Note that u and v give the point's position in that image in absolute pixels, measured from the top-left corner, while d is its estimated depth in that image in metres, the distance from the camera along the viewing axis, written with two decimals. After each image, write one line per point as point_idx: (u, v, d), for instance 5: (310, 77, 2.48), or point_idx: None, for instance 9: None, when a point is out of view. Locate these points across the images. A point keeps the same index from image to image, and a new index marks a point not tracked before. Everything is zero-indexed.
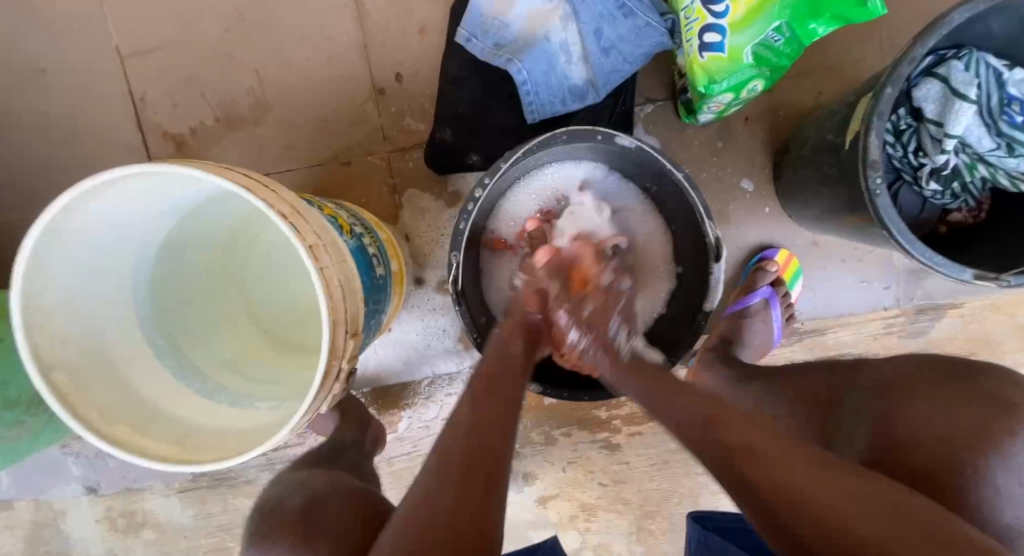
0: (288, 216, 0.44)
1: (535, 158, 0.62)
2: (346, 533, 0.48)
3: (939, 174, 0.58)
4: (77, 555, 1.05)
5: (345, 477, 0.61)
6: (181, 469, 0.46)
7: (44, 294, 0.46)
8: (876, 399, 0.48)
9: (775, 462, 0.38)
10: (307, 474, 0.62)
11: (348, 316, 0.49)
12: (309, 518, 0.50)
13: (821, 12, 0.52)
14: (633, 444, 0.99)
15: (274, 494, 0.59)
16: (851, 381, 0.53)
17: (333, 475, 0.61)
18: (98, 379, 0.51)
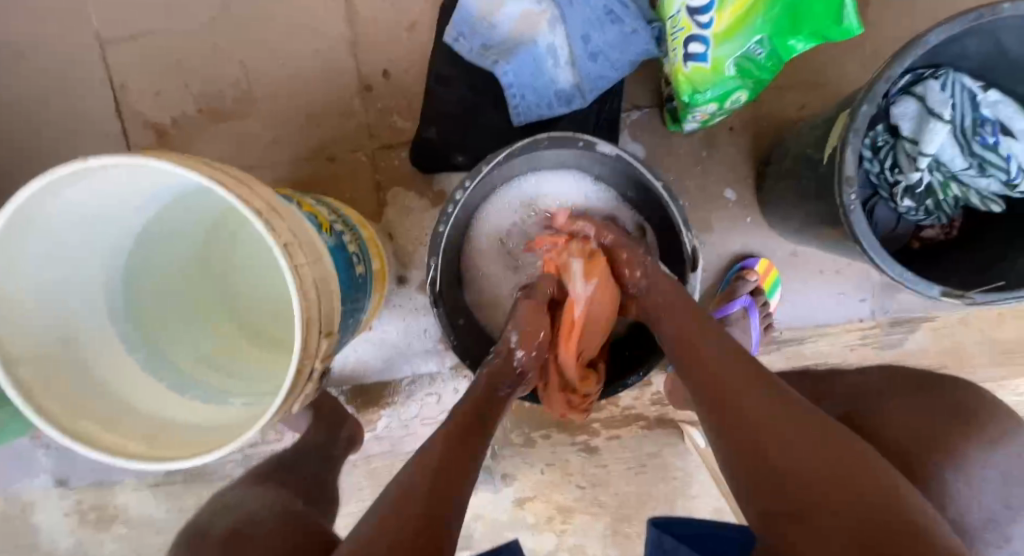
0: (264, 213, 0.44)
1: (517, 163, 0.62)
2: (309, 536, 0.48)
3: (914, 192, 0.59)
4: (45, 548, 1.03)
5: (284, 498, 0.58)
6: (148, 466, 0.45)
7: (11, 282, 0.45)
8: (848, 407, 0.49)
9: (764, 424, 0.38)
10: (246, 491, 0.60)
11: (323, 316, 0.49)
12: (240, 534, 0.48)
13: (800, 28, 0.52)
14: (612, 447, 0.99)
15: (242, 495, 0.58)
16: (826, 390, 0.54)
17: (274, 494, 0.59)
18: (66, 372, 0.50)
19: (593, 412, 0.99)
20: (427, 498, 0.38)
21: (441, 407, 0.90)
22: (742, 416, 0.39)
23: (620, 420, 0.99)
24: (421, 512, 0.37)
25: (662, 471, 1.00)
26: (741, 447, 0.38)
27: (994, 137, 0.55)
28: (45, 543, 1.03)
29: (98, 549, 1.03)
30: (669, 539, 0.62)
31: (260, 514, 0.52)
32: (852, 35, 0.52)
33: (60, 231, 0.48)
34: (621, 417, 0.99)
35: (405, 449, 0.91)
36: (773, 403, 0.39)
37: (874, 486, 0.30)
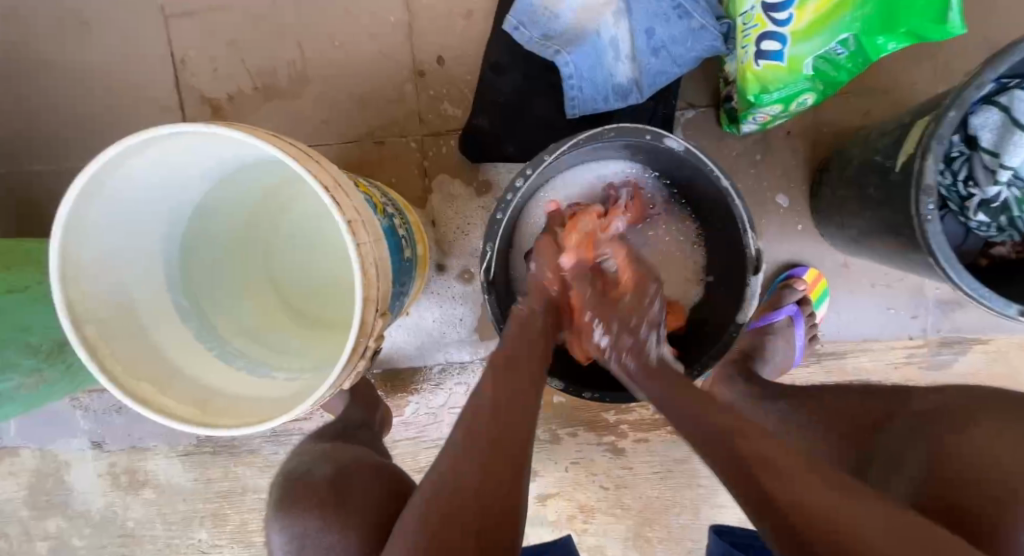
0: (331, 188, 0.44)
1: (579, 153, 0.61)
2: (372, 507, 0.50)
3: (988, 206, 0.58)
4: (78, 507, 1.06)
5: (366, 452, 0.61)
6: (205, 432, 0.46)
7: (83, 246, 0.46)
8: (931, 427, 0.45)
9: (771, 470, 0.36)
10: (328, 446, 0.61)
11: (379, 295, 0.49)
12: (338, 489, 0.51)
13: (895, 27, 0.50)
14: (639, 450, 0.98)
15: (296, 464, 0.59)
16: (902, 409, 0.51)
17: (357, 449, 0.61)
18: (122, 333, 0.51)
19: (622, 414, 0.97)
20: (492, 478, 0.37)
21: (470, 397, 0.90)
22: (772, 469, 0.36)
23: (650, 424, 0.97)
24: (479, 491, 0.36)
25: (688, 478, 0.98)
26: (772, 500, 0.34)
27: None
28: (78, 502, 1.06)
29: (127, 512, 1.06)
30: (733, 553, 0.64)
31: (367, 467, 0.56)
32: (953, 35, 0.49)
33: (125, 197, 0.49)
34: (651, 421, 0.97)
35: (431, 436, 0.91)
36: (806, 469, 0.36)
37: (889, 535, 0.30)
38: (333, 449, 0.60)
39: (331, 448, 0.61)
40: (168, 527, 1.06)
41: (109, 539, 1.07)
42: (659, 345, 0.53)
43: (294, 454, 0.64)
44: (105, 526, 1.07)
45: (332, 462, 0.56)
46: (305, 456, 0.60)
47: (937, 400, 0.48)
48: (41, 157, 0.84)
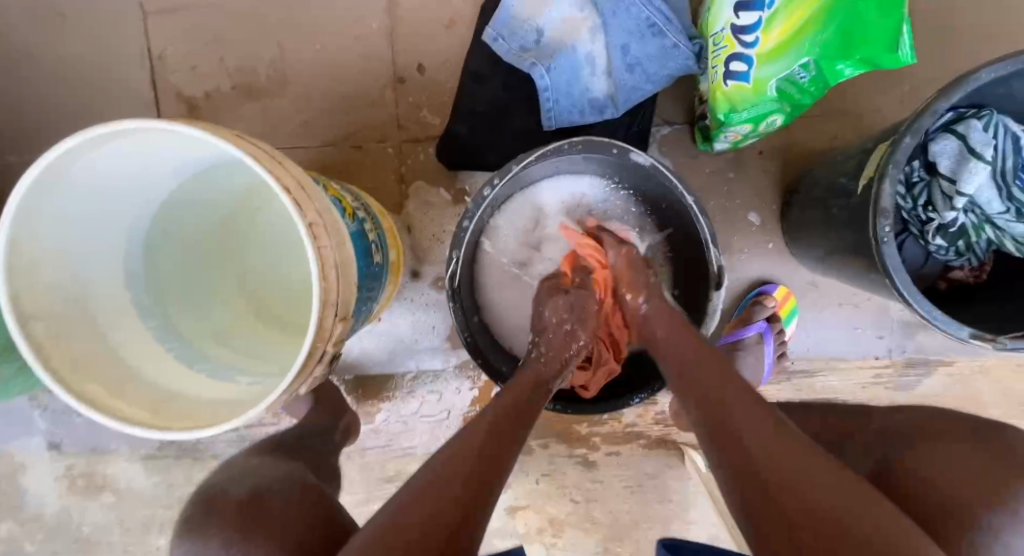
0: (293, 190, 0.44)
1: (545, 165, 0.61)
2: (294, 528, 0.48)
3: (945, 231, 0.60)
4: (33, 509, 1.03)
5: (298, 470, 0.60)
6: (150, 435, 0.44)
7: (35, 241, 0.45)
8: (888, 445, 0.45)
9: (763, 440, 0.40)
10: (257, 462, 0.60)
11: (340, 299, 0.49)
12: (249, 507, 0.49)
13: (852, 53, 0.50)
14: (610, 463, 0.98)
15: (217, 478, 0.57)
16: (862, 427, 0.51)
17: (285, 469, 0.59)
18: (75, 330, 0.50)
19: (594, 426, 0.97)
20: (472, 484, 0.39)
21: (442, 406, 0.89)
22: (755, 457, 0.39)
23: (621, 437, 0.97)
24: (443, 510, 0.36)
25: (658, 493, 0.98)
26: (750, 487, 0.36)
27: None
28: (33, 504, 1.02)
29: (84, 516, 1.03)
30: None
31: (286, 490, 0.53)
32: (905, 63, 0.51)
33: (83, 191, 0.48)
34: (623, 434, 0.97)
35: (401, 445, 0.90)
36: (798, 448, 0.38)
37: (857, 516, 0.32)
38: (257, 470, 0.57)
39: (257, 465, 0.59)
40: (126, 532, 1.03)
41: (63, 545, 1.03)
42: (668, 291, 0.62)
43: (222, 468, 0.61)
44: (59, 530, 1.03)
45: (248, 482, 0.53)
46: (227, 472, 0.58)
47: (892, 422, 0.48)
48: (9, 149, 0.82)
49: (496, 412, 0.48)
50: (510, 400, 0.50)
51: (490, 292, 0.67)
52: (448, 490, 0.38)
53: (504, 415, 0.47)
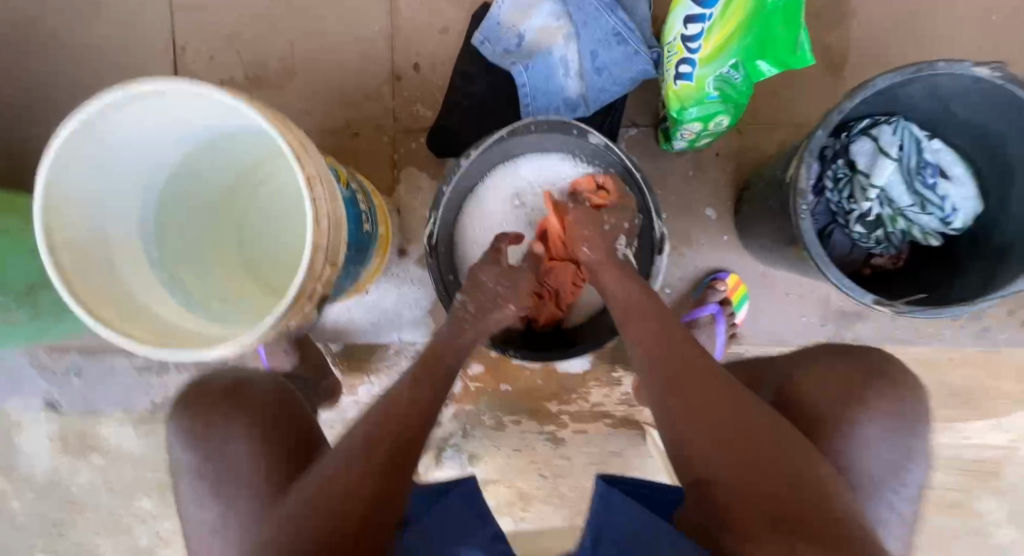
0: (296, 148, 0.52)
1: (518, 144, 0.69)
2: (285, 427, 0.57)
3: (864, 220, 0.69)
4: (23, 468, 1.07)
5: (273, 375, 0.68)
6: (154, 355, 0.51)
7: (68, 185, 0.53)
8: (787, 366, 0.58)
9: (707, 401, 0.46)
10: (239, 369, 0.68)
11: (330, 246, 0.56)
12: (235, 396, 0.59)
13: (766, 53, 0.61)
14: (578, 441, 1.04)
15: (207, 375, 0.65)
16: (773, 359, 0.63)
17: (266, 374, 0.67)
18: (95, 268, 0.57)
19: (564, 405, 1.04)
20: (390, 442, 0.46)
21: None
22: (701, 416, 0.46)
23: (589, 416, 1.04)
24: (372, 466, 0.44)
25: (622, 471, 1.04)
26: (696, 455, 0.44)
27: (933, 178, 0.66)
28: (24, 464, 1.07)
29: (72, 477, 1.07)
30: (617, 493, 0.60)
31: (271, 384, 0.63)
32: (807, 64, 0.61)
33: (113, 147, 0.56)
34: (590, 413, 1.04)
35: None
36: (747, 412, 0.45)
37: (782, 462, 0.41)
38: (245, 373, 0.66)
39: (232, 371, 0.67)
40: (112, 494, 1.07)
41: (50, 504, 1.08)
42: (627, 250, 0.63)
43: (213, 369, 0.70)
44: (49, 491, 1.07)
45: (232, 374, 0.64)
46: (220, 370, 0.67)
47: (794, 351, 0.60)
48: (37, 122, 0.90)
49: (407, 378, 0.54)
50: (428, 371, 0.56)
51: (462, 261, 0.73)
52: (376, 454, 0.45)
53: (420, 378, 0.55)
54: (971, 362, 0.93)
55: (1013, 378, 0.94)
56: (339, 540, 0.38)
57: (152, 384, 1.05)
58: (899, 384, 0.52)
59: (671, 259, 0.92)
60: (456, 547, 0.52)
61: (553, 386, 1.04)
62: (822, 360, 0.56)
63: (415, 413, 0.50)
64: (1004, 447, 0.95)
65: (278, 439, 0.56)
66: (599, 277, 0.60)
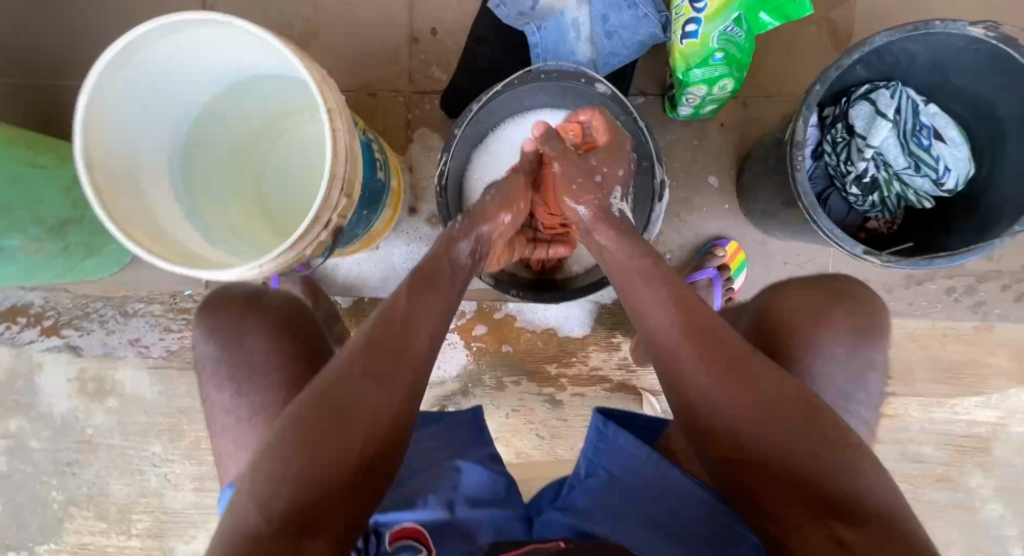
0: (319, 81, 0.55)
1: (527, 94, 0.71)
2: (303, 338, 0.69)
3: (860, 181, 0.71)
4: (42, 408, 1.12)
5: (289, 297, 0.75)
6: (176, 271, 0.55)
7: (105, 111, 0.56)
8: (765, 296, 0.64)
9: (748, 384, 0.45)
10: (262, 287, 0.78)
11: (345, 178, 0.60)
12: (258, 303, 0.70)
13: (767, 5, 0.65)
14: (575, 404, 1.07)
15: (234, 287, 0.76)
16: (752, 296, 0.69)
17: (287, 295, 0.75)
18: (125, 191, 0.61)
19: (563, 368, 1.07)
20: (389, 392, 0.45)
21: None
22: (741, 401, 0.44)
23: (587, 379, 1.07)
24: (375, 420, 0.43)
25: None
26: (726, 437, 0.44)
27: (928, 139, 0.68)
28: (43, 403, 1.11)
29: (88, 419, 1.12)
30: (612, 426, 0.63)
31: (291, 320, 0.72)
32: (806, 14, 0.65)
33: (146, 78, 0.59)
34: (589, 377, 1.06)
35: None
36: (781, 401, 0.44)
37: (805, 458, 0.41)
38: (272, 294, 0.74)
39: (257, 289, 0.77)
40: (125, 437, 1.12)
41: (66, 444, 1.12)
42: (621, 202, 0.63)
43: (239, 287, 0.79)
44: (65, 430, 1.12)
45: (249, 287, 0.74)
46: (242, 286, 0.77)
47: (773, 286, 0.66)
48: (70, 71, 0.94)
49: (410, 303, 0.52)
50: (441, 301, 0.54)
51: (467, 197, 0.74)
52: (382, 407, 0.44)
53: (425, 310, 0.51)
54: (963, 339, 0.96)
55: (1004, 355, 0.96)
56: (333, 491, 0.39)
57: (167, 332, 1.09)
58: (864, 305, 0.59)
59: (673, 225, 0.94)
60: (456, 471, 0.59)
61: (554, 349, 1.07)
62: (793, 293, 0.61)
63: (414, 348, 0.49)
64: (994, 424, 0.97)
65: (289, 337, 0.68)
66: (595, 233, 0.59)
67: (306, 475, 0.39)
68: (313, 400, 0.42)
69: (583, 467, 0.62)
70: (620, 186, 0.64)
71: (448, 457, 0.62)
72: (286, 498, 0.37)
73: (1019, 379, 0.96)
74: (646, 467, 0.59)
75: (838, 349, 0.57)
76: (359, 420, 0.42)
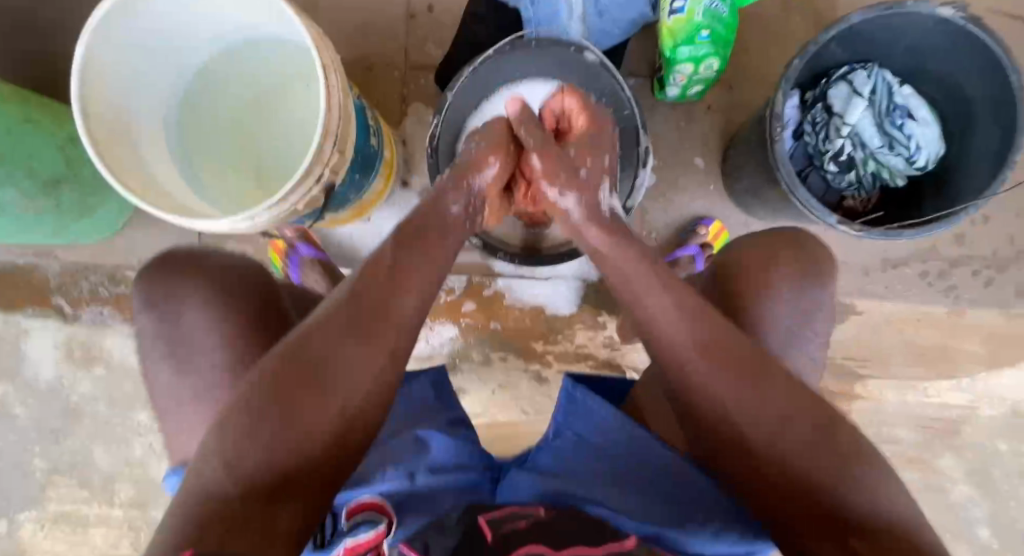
0: (313, 36, 0.57)
1: (518, 65, 0.74)
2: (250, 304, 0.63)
3: (837, 159, 0.73)
4: (28, 375, 1.11)
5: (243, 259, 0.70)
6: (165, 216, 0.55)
7: (102, 59, 0.57)
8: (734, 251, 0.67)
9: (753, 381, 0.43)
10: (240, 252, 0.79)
11: (338, 134, 0.61)
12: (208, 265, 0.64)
13: None
14: (560, 380, 1.09)
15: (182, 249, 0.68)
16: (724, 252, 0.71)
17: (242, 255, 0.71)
18: (120, 143, 0.62)
19: (549, 345, 1.09)
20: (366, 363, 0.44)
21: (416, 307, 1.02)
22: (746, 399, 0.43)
23: (573, 357, 1.08)
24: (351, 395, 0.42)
25: None
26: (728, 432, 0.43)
27: (901, 119, 0.71)
28: (30, 370, 1.11)
29: (74, 387, 1.12)
30: (582, 389, 0.59)
31: (294, 294, 0.76)
32: None
33: (143, 30, 0.60)
34: (574, 354, 1.08)
35: None
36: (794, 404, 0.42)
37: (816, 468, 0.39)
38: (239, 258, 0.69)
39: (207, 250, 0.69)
40: (111, 406, 1.12)
41: (51, 411, 1.12)
42: (610, 200, 0.62)
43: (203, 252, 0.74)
44: (50, 398, 1.12)
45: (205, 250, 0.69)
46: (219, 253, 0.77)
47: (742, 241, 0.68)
48: (69, 36, 0.95)
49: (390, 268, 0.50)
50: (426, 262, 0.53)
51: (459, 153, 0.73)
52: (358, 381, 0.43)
53: (408, 274, 0.50)
54: (937, 323, 0.98)
55: (976, 340, 0.99)
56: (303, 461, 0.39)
57: None
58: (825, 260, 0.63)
59: (659, 204, 0.97)
60: (425, 440, 0.58)
61: (541, 326, 1.08)
62: (747, 248, 0.64)
63: (395, 327, 0.47)
64: (965, 407, 1.00)
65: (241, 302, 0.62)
66: (582, 229, 0.58)
67: (280, 438, 0.38)
68: (286, 360, 0.42)
69: (551, 430, 0.60)
70: (608, 182, 0.63)
71: (408, 428, 0.60)
72: (255, 465, 0.37)
73: (990, 363, 0.99)
74: (615, 432, 0.57)
75: (789, 294, 0.60)
76: (335, 391, 0.41)
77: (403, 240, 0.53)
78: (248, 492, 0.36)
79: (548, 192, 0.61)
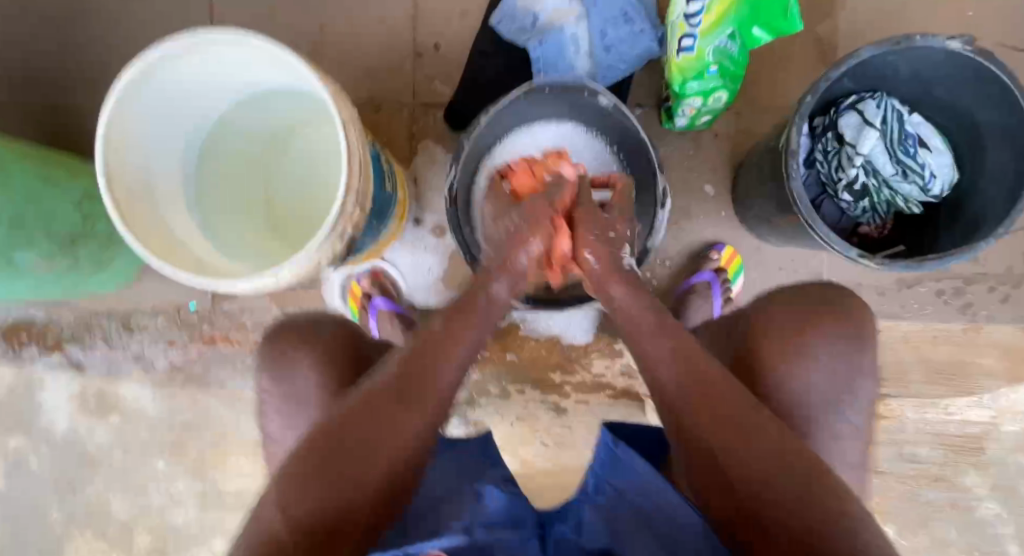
0: (334, 95, 0.57)
1: (532, 109, 0.74)
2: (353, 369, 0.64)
3: (851, 188, 0.74)
4: (43, 426, 1.11)
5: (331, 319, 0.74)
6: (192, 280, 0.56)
7: (122, 125, 0.58)
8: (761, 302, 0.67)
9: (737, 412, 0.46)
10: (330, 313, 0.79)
11: (359, 189, 0.61)
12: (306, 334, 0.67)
13: (758, 19, 0.69)
14: (579, 411, 1.08)
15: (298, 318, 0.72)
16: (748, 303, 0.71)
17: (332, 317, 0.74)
18: (143, 205, 0.63)
19: (566, 375, 1.08)
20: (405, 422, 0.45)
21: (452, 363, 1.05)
22: (736, 429, 0.45)
23: (590, 386, 1.08)
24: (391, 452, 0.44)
25: None
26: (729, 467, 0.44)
27: (913, 147, 0.71)
28: (44, 421, 1.11)
29: (90, 436, 1.11)
30: (623, 445, 0.63)
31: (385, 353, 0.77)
32: (796, 29, 0.68)
33: (162, 94, 0.61)
34: (592, 384, 1.08)
35: None
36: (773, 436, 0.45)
37: (809, 496, 0.41)
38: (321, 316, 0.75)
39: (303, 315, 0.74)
40: (127, 454, 1.11)
41: (66, 462, 1.11)
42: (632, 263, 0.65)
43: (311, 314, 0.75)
44: (65, 447, 1.11)
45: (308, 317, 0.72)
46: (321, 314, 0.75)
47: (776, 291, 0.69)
48: (80, 88, 0.96)
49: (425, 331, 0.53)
50: (455, 322, 0.54)
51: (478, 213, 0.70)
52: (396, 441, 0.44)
53: (446, 334, 0.52)
54: (954, 340, 0.98)
55: (994, 355, 0.98)
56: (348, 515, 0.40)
57: (171, 345, 1.09)
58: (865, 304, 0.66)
59: (672, 233, 0.97)
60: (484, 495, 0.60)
61: (557, 357, 1.08)
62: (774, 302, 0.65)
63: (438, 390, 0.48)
64: (987, 423, 0.99)
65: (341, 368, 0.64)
66: (608, 289, 0.60)
67: (326, 491, 0.40)
68: (330, 427, 0.44)
69: (592, 485, 0.64)
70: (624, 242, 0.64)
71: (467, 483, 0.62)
72: (307, 512, 0.39)
73: (1009, 378, 0.98)
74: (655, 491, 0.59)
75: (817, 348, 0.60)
76: (380, 449, 0.43)
77: (452, 309, 0.56)
78: (297, 533, 0.38)
79: (587, 258, 0.61)
